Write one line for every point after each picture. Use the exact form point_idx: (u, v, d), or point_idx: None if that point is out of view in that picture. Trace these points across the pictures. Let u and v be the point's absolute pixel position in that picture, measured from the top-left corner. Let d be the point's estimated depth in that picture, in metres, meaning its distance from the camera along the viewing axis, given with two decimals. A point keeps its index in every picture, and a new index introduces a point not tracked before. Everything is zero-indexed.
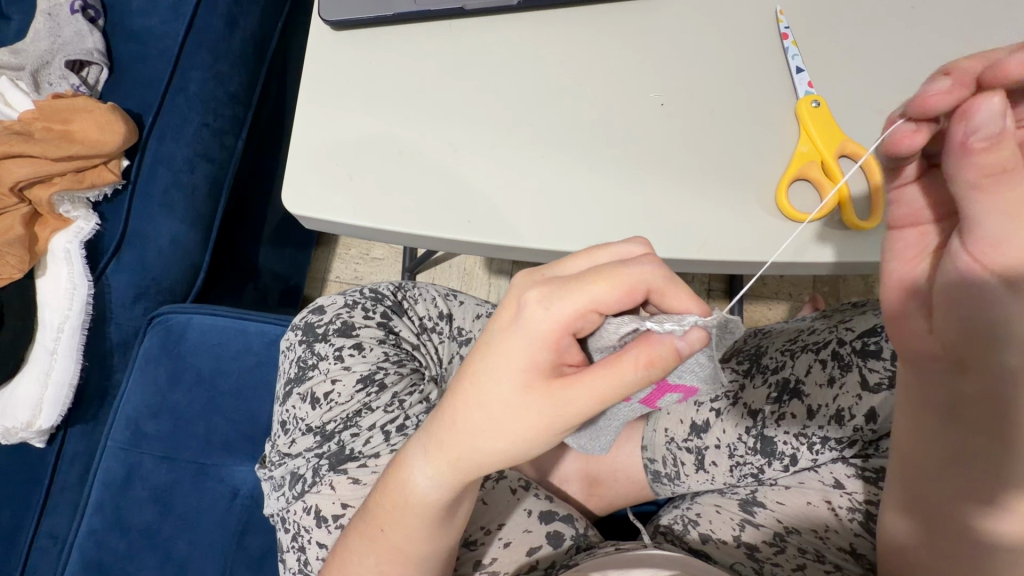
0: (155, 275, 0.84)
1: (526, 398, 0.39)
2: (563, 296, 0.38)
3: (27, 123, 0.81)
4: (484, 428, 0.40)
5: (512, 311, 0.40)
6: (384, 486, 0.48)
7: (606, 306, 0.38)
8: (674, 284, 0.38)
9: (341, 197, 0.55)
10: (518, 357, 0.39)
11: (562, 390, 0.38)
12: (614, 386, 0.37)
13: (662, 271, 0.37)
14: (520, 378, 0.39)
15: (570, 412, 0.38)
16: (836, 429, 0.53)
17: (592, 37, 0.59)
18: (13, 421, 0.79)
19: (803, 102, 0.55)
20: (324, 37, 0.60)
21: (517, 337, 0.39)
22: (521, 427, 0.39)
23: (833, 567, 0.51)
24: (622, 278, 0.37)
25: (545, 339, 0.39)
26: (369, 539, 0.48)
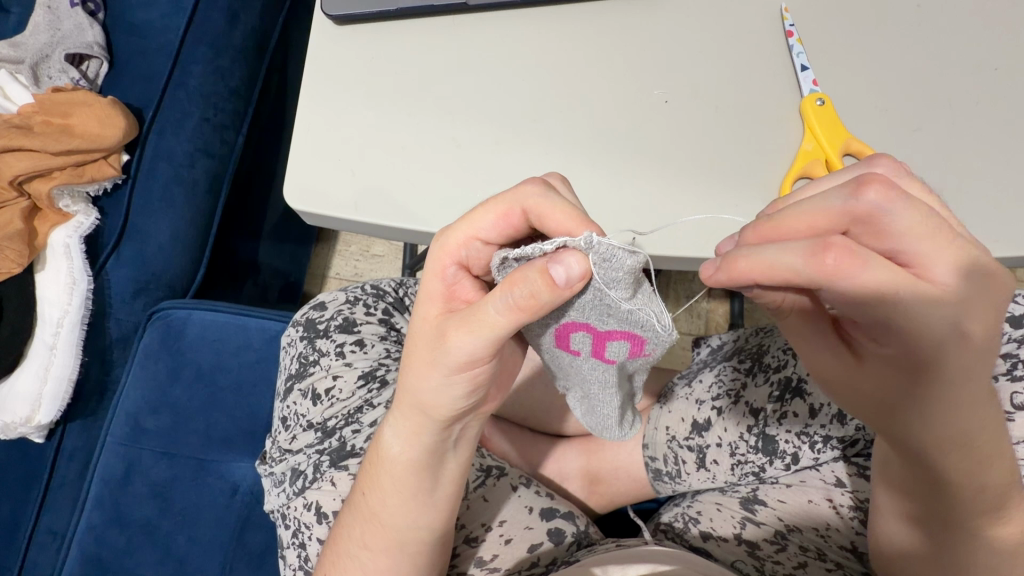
0: (155, 270, 0.84)
1: (421, 326, 0.40)
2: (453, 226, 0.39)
3: (26, 117, 0.81)
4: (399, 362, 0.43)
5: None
6: (369, 457, 0.49)
7: (485, 234, 0.38)
8: (546, 202, 0.36)
9: (344, 194, 0.54)
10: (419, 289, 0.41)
11: (443, 325, 0.38)
12: (479, 319, 0.36)
13: (536, 193, 0.36)
14: (421, 313, 0.41)
15: (444, 351, 0.38)
16: (838, 428, 0.52)
17: (595, 33, 0.59)
18: (12, 416, 0.79)
19: (808, 100, 0.55)
20: (326, 32, 0.59)
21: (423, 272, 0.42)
22: (414, 359, 0.41)
23: (835, 565, 0.51)
24: (496, 200, 0.37)
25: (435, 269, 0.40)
26: (359, 511, 0.49)
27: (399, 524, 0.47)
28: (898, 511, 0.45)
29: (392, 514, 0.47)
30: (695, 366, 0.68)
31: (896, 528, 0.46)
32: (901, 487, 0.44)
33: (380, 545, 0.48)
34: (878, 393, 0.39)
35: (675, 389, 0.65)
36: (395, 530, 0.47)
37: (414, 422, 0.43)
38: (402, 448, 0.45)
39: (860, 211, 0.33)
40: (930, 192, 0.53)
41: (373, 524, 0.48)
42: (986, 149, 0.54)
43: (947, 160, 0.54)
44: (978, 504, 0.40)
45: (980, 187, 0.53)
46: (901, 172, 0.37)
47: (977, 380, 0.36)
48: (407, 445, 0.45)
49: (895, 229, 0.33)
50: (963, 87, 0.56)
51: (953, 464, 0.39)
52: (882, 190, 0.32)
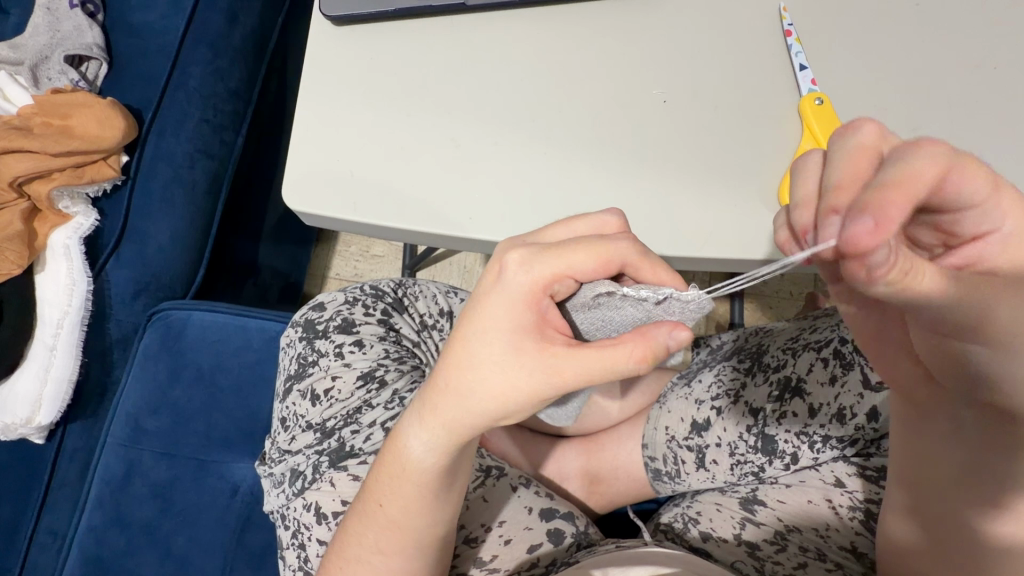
0: (154, 271, 0.84)
1: (515, 360, 0.38)
2: (550, 258, 0.39)
3: (26, 118, 0.81)
4: (472, 390, 0.40)
5: (491, 266, 0.41)
6: (381, 462, 0.47)
7: (581, 273, 0.40)
8: (646, 260, 0.40)
9: (342, 195, 0.54)
10: (504, 317, 0.39)
11: (553, 358, 0.38)
12: (604, 356, 0.37)
13: (636, 248, 0.40)
14: (510, 342, 0.39)
15: (558, 379, 0.38)
16: (837, 428, 0.53)
17: (594, 33, 0.59)
18: (13, 417, 0.79)
19: (806, 100, 0.55)
20: (325, 33, 0.59)
21: (499, 296, 0.40)
22: (510, 389, 0.39)
23: (835, 565, 0.51)
24: (601, 244, 0.39)
25: (524, 298, 0.40)
26: (368, 515, 0.48)
27: (400, 522, 0.47)
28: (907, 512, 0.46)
29: (406, 514, 0.46)
30: (694, 365, 0.68)
31: (900, 530, 0.46)
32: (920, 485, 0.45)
33: (393, 546, 0.47)
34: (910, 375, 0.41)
35: (675, 389, 0.65)
36: (403, 529, 0.47)
37: (464, 436, 0.42)
38: (443, 457, 0.44)
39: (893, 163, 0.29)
40: None
41: (388, 529, 0.47)
42: (987, 148, 0.54)
43: None
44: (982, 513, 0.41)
45: None
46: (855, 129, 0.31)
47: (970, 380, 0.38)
48: (440, 456, 0.43)
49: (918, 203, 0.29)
50: (962, 86, 0.56)
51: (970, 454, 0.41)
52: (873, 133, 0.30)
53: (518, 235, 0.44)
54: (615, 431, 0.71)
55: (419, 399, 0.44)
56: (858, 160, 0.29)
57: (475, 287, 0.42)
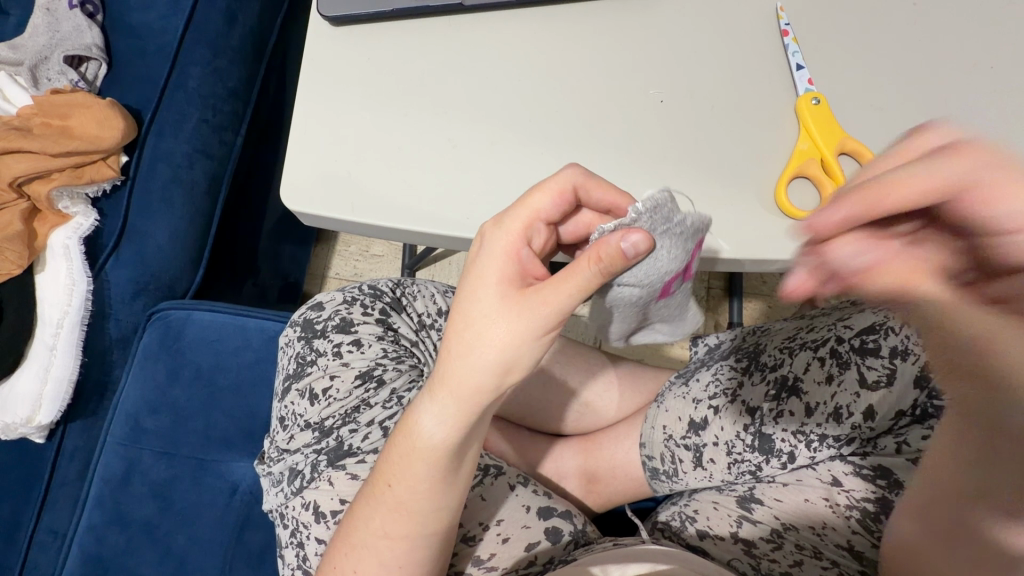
0: (154, 270, 0.84)
1: (500, 301, 0.41)
2: (515, 210, 0.44)
3: (25, 119, 0.81)
4: (470, 346, 0.42)
5: (475, 242, 0.45)
6: (391, 443, 0.48)
7: (547, 215, 0.44)
8: (593, 178, 0.44)
9: (340, 194, 0.54)
10: (486, 271, 0.43)
11: (530, 287, 0.41)
12: (571, 274, 0.40)
13: (584, 173, 0.44)
14: (494, 290, 0.42)
15: (540, 305, 0.40)
16: (834, 427, 0.53)
17: (591, 33, 0.59)
18: (13, 416, 0.79)
19: (803, 99, 0.55)
20: (323, 33, 0.60)
21: (481, 256, 0.44)
22: (502, 330, 0.41)
23: (831, 564, 0.51)
24: (550, 178, 0.43)
25: (504, 252, 0.43)
26: (376, 498, 0.48)
27: (409, 505, 0.47)
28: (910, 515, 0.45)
29: (416, 497, 0.46)
30: (692, 365, 0.68)
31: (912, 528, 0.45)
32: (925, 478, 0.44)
33: (399, 532, 0.47)
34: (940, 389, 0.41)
35: (672, 388, 0.65)
36: (409, 514, 0.47)
37: (472, 406, 0.43)
38: (448, 421, 0.44)
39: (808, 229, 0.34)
40: None
41: (394, 512, 0.47)
42: None
43: None
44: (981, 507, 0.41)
45: None
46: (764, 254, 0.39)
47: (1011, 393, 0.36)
48: (450, 431, 0.44)
49: (901, 269, 0.35)
50: (959, 85, 0.56)
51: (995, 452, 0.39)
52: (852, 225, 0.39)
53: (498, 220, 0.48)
54: (613, 429, 0.71)
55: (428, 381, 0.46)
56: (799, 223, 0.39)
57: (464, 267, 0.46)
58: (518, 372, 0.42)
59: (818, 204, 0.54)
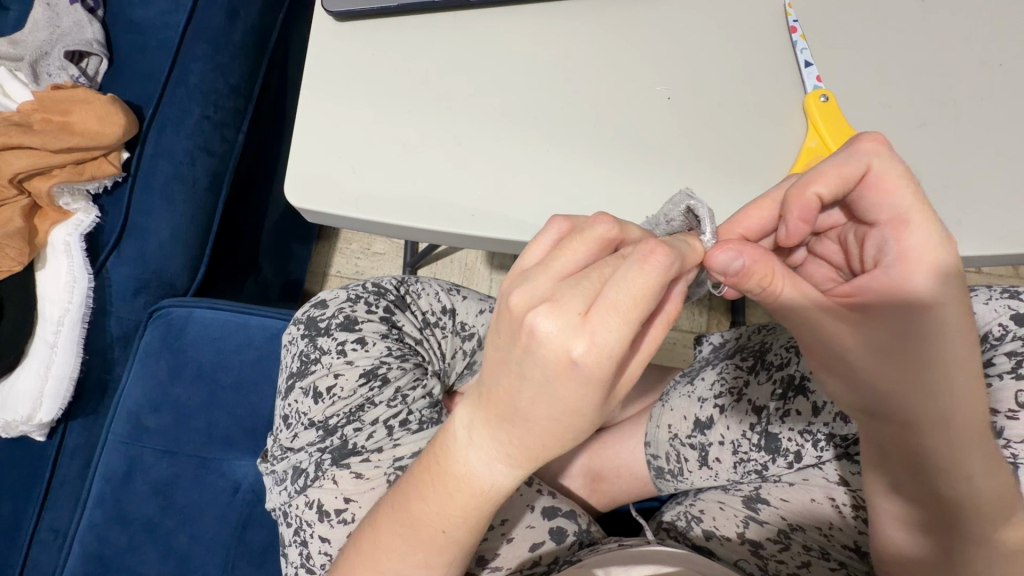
0: (155, 267, 0.84)
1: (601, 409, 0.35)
2: (612, 324, 0.32)
3: (26, 115, 0.82)
4: (561, 444, 0.37)
5: (551, 358, 0.32)
6: (430, 489, 0.43)
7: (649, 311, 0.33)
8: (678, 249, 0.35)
9: (343, 191, 0.54)
10: (584, 397, 0.34)
11: (626, 382, 0.36)
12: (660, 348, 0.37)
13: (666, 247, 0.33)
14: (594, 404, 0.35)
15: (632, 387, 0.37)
16: (841, 426, 0.52)
17: (597, 28, 0.58)
18: (13, 414, 0.79)
19: (811, 96, 0.54)
20: (326, 28, 0.59)
21: (581, 386, 0.33)
22: (601, 427, 0.37)
23: (838, 565, 0.52)
24: (653, 283, 0.32)
25: (613, 373, 0.33)
26: (419, 540, 0.45)
27: (458, 540, 0.45)
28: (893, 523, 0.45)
29: (466, 533, 0.44)
30: (698, 363, 0.68)
31: (894, 532, 0.46)
32: (901, 485, 0.44)
33: (441, 561, 0.45)
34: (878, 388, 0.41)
35: (677, 388, 0.65)
36: (455, 546, 0.45)
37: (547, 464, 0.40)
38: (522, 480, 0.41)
39: (858, 168, 0.39)
40: (935, 188, 0.53)
41: (438, 548, 0.45)
42: (989, 147, 0.54)
43: (951, 156, 0.53)
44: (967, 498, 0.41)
45: (984, 186, 0.53)
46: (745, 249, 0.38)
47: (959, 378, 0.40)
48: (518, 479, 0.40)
49: (912, 240, 0.39)
50: (967, 82, 0.56)
51: (964, 447, 0.40)
52: (897, 233, 0.39)
53: (518, 279, 0.35)
54: (617, 429, 0.71)
55: (498, 457, 0.39)
56: (841, 173, 0.39)
57: (531, 376, 0.34)
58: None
59: None
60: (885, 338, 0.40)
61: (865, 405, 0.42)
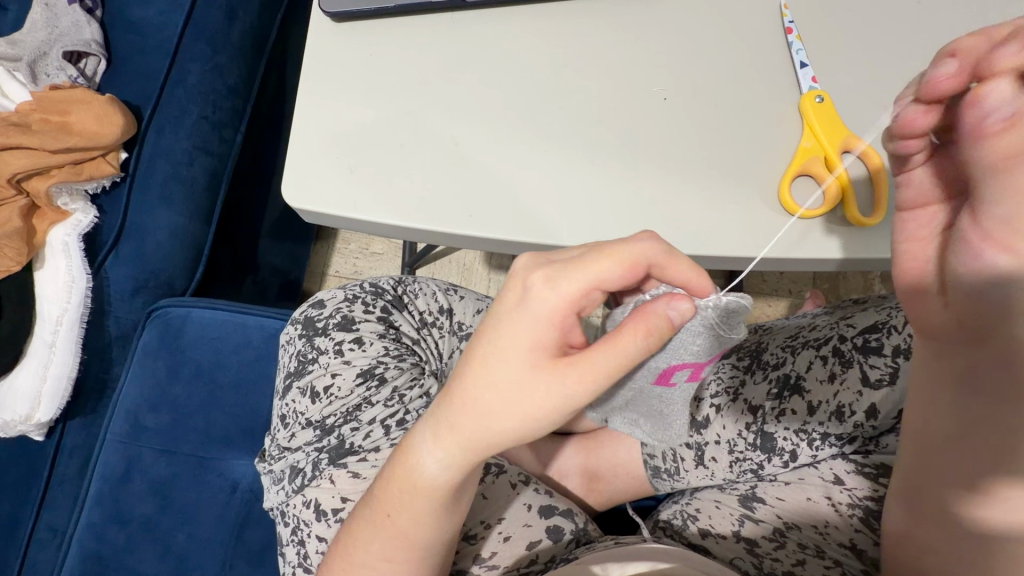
0: (153, 267, 0.84)
1: (538, 375, 0.39)
2: (570, 272, 0.39)
3: (24, 115, 0.82)
4: (501, 404, 0.40)
5: (517, 288, 0.41)
6: (392, 468, 0.46)
7: (610, 284, 0.40)
8: (674, 257, 0.41)
9: (341, 191, 0.54)
10: (529, 334, 0.40)
11: (570, 366, 0.39)
12: (619, 360, 0.39)
13: (660, 246, 0.40)
14: (531, 359, 0.40)
15: (575, 388, 0.39)
16: (836, 426, 0.53)
17: (593, 29, 0.59)
18: (12, 413, 0.79)
19: (807, 97, 0.55)
20: (324, 29, 0.59)
21: (524, 315, 0.40)
22: (541, 404, 0.39)
23: (833, 562, 0.50)
24: (625, 258, 0.39)
25: (554, 319, 0.40)
26: (375, 524, 0.47)
27: (442, 536, 0.47)
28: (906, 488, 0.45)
29: (421, 526, 0.46)
30: None
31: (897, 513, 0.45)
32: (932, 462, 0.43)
33: (400, 555, 0.46)
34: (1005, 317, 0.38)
35: None
36: (413, 540, 0.46)
37: (478, 454, 0.42)
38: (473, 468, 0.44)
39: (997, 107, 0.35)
40: None
41: (395, 539, 0.46)
42: None
43: None
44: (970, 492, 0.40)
45: None
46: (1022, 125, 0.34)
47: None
48: (457, 472, 0.43)
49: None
50: None
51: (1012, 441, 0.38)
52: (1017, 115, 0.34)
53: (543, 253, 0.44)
54: (614, 428, 0.71)
55: (433, 412, 0.44)
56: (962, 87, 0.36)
57: (496, 304, 0.42)
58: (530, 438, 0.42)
59: (820, 199, 0.53)
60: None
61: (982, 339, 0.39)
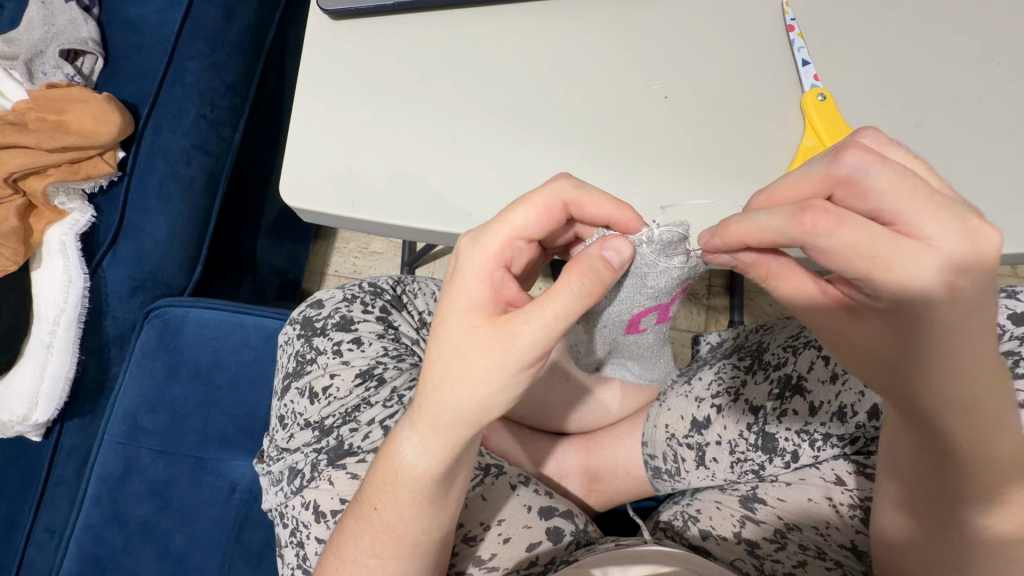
0: (151, 267, 0.83)
1: (474, 336, 0.39)
2: (489, 230, 0.41)
3: (21, 114, 0.81)
4: (447, 376, 0.39)
5: (449, 262, 0.43)
6: (380, 463, 0.46)
7: (529, 231, 0.41)
8: (585, 191, 0.42)
9: (340, 191, 0.54)
10: (457, 296, 0.41)
11: (502, 320, 0.38)
12: (553, 306, 0.37)
13: (570, 184, 0.42)
14: (468, 321, 0.40)
15: (510, 347, 0.38)
16: (838, 426, 0.52)
17: (592, 26, 0.58)
18: (9, 414, 0.79)
19: (809, 95, 0.54)
20: (322, 28, 0.59)
21: (456, 279, 0.41)
22: (486, 367, 0.38)
23: (834, 564, 0.50)
24: (533, 202, 0.41)
25: (479, 274, 0.40)
26: (365, 521, 0.46)
27: (434, 533, 0.47)
28: (904, 501, 0.43)
29: (412, 521, 0.45)
30: (695, 363, 0.68)
31: (891, 517, 0.45)
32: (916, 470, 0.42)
33: (389, 552, 0.46)
34: (887, 357, 0.36)
35: (675, 388, 0.65)
36: (404, 536, 0.45)
37: (453, 440, 0.41)
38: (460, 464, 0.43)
39: (841, 173, 0.33)
40: None
41: (384, 533, 0.46)
42: (988, 145, 0.53)
43: (949, 156, 0.53)
44: (966, 494, 0.39)
45: (983, 184, 0.52)
46: (762, 223, 0.37)
47: (988, 336, 0.34)
48: (436, 460, 0.42)
49: (872, 186, 0.32)
50: (966, 80, 0.55)
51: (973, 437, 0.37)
52: (859, 154, 0.33)
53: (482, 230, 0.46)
54: (615, 428, 0.70)
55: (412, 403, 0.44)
56: (813, 178, 0.36)
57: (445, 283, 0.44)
58: (497, 413, 0.40)
59: None
60: (911, 315, 0.34)
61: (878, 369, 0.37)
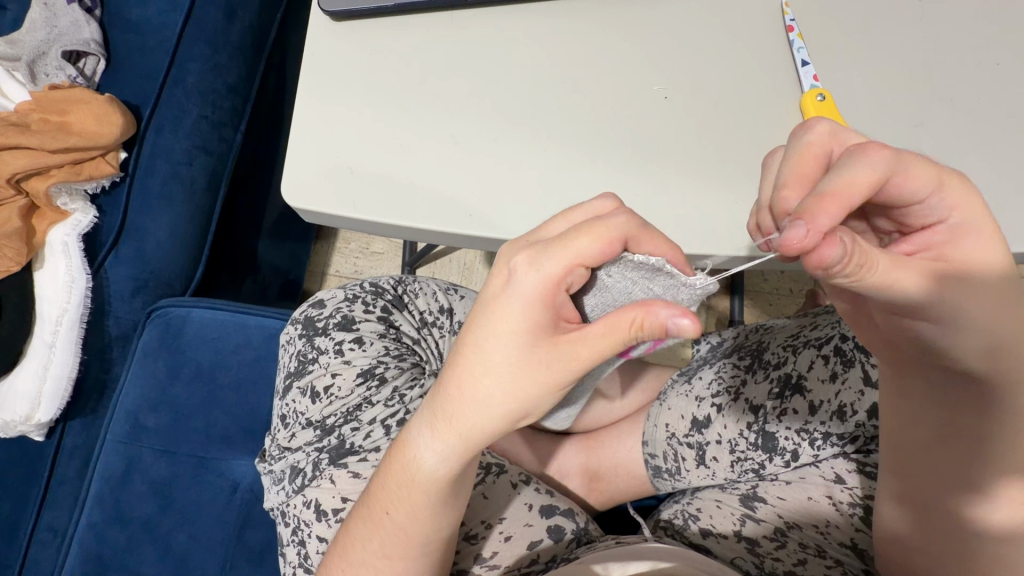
0: (153, 267, 0.84)
1: (533, 355, 0.38)
2: (553, 250, 0.38)
3: (24, 115, 0.82)
4: (493, 388, 0.39)
5: (501, 273, 0.40)
6: (387, 463, 0.46)
7: (591, 261, 0.38)
8: (649, 231, 0.39)
9: (341, 191, 0.54)
10: (516, 316, 0.38)
11: (564, 343, 0.38)
12: (611, 342, 0.36)
13: (634, 221, 0.38)
14: (525, 340, 0.38)
15: (571, 369, 0.38)
16: (838, 426, 0.53)
17: (593, 27, 0.58)
18: (12, 414, 0.79)
19: (809, 96, 0.54)
20: (324, 29, 0.59)
21: (511, 298, 0.38)
22: (545, 380, 0.38)
23: (834, 562, 0.50)
24: (601, 236, 0.37)
25: (539, 295, 0.38)
26: (370, 520, 0.47)
27: (441, 534, 0.47)
28: (903, 494, 0.44)
29: (416, 521, 0.45)
30: (695, 363, 0.68)
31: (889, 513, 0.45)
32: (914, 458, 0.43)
33: (397, 551, 0.46)
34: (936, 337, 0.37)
35: (675, 387, 0.65)
36: (408, 535, 0.46)
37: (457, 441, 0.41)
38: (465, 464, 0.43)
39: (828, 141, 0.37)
40: None
41: (387, 531, 0.46)
42: (987, 145, 0.54)
43: (948, 156, 0.53)
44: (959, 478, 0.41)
45: (981, 184, 0.52)
46: (850, 187, 0.33)
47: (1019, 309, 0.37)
48: (451, 462, 0.42)
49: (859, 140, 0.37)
50: (965, 80, 0.56)
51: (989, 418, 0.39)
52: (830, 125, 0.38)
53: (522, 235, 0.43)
54: (615, 427, 0.71)
55: (427, 404, 0.43)
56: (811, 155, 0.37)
57: (482, 292, 0.41)
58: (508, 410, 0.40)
59: None
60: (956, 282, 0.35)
61: (959, 365, 0.38)
